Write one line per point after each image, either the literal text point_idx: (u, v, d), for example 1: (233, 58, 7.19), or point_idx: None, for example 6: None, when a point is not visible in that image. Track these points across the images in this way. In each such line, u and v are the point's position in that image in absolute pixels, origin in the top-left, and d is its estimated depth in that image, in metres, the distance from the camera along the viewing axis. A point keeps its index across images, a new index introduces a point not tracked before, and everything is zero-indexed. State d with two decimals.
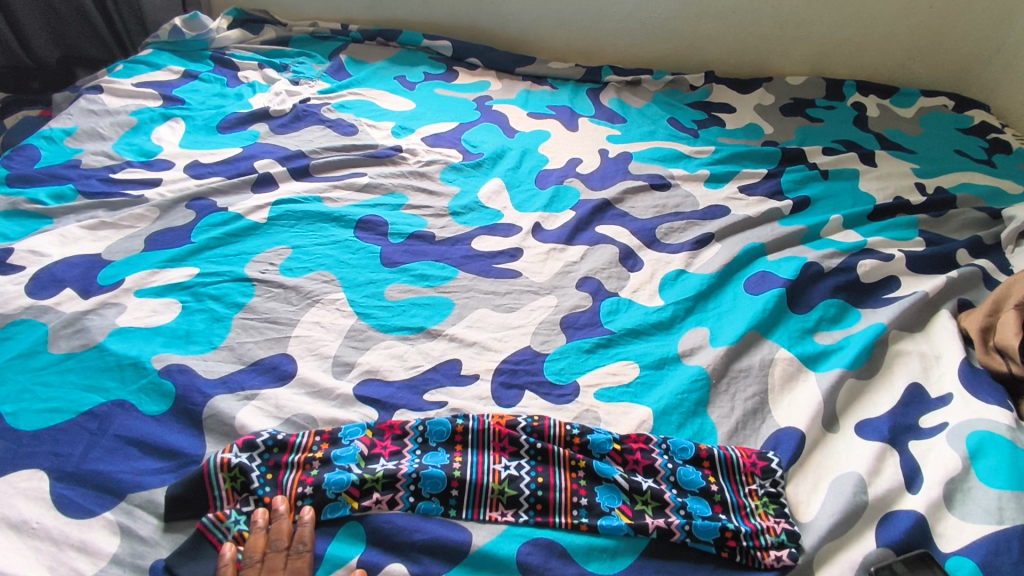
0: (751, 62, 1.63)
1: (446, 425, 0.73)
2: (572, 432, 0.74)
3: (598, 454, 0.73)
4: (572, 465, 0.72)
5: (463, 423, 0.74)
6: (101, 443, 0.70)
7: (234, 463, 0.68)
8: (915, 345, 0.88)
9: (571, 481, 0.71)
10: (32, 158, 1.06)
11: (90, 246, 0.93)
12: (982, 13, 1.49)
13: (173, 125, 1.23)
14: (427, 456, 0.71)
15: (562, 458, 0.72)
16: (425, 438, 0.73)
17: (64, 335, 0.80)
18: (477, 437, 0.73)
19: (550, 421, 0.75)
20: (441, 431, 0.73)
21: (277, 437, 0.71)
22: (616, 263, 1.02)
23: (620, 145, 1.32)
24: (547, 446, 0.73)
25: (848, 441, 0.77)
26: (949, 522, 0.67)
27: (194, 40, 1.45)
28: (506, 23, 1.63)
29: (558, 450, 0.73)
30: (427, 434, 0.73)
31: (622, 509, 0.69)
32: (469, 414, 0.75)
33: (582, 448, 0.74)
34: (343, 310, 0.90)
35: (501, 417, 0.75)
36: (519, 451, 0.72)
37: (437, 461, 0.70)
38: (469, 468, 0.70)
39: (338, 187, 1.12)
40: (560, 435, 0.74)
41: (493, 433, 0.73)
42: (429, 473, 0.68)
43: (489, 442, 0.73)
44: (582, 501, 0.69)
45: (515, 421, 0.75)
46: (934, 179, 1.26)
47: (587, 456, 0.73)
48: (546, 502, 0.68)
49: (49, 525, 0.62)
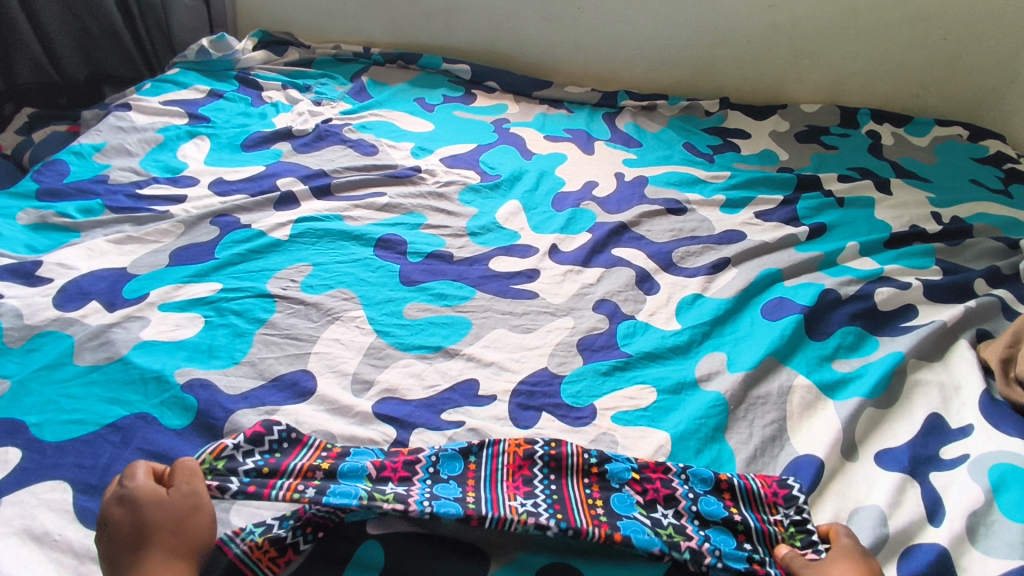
0: (765, 90, 1.65)
1: (458, 460, 0.73)
2: (591, 461, 0.74)
3: (616, 486, 0.72)
4: (590, 504, 0.69)
5: (475, 462, 0.73)
6: (124, 456, 0.70)
7: (226, 451, 0.68)
8: (934, 375, 0.87)
9: (591, 517, 0.67)
10: (61, 172, 1.09)
11: (117, 260, 0.95)
12: (995, 46, 1.50)
13: (198, 142, 1.25)
14: (438, 487, 0.68)
15: (578, 490, 0.71)
16: (437, 464, 0.72)
17: (89, 347, 0.81)
18: (490, 470, 0.72)
19: (567, 449, 0.74)
20: (454, 459, 0.73)
21: (289, 432, 0.72)
22: (632, 286, 1.02)
23: (636, 169, 1.34)
24: (562, 487, 0.70)
25: (868, 471, 0.77)
26: (973, 556, 0.66)
27: (220, 61, 1.49)
28: (524, 48, 1.67)
29: (573, 483, 0.72)
30: (439, 462, 0.72)
31: (649, 548, 0.66)
32: (483, 447, 0.74)
33: (597, 479, 0.73)
34: (363, 327, 0.91)
35: (518, 444, 0.75)
36: (536, 483, 0.71)
37: (452, 474, 0.71)
38: (483, 489, 0.69)
39: (359, 206, 1.13)
40: (578, 464, 0.73)
41: (506, 471, 0.72)
42: (445, 493, 0.67)
43: (502, 478, 0.71)
44: (610, 539, 0.65)
45: (532, 450, 0.74)
46: (951, 208, 1.26)
47: (604, 492, 0.71)
48: None
49: (71, 537, 0.63)
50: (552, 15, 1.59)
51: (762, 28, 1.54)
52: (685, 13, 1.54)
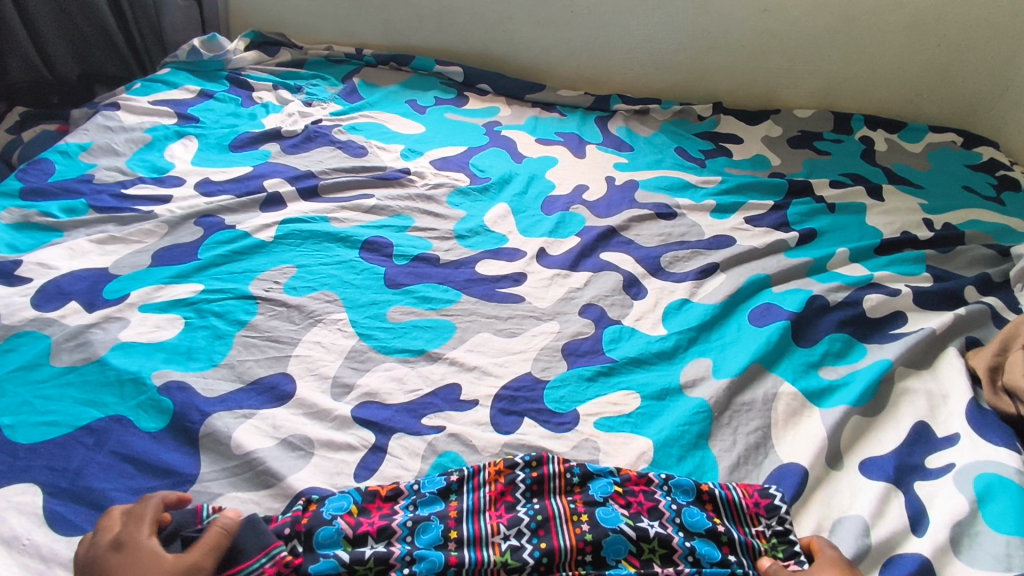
0: (758, 94, 1.64)
1: (439, 502, 0.69)
2: (573, 478, 0.72)
3: (600, 499, 0.70)
4: (574, 519, 0.68)
5: (456, 499, 0.70)
6: (98, 459, 0.70)
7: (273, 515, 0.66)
8: (922, 383, 0.86)
9: (574, 533, 0.66)
10: (46, 172, 1.08)
11: (99, 261, 0.94)
12: (989, 53, 1.50)
13: (187, 142, 1.25)
14: (420, 536, 0.65)
15: (563, 506, 0.69)
16: (416, 506, 0.69)
17: (66, 348, 0.80)
18: (472, 501, 0.69)
19: (549, 466, 0.73)
20: (434, 500, 0.69)
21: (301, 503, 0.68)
22: (619, 291, 1.02)
23: (626, 173, 1.33)
24: (545, 507, 0.69)
25: (852, 479, 0.76)
26: (956, 567, 0.65)
27: (211, 61, 1.49)
28: (518, 51, 1.66)
29: (556, 501, 0.70)
30: (418, 503, 0.69)
31: (628, 559, 0.65)
32: (466, 487, 0.71)
33: (581, 495, 0.71)
34: (345, 330, 0.90)
35: (497, 464, 0.73)
36: (519, 508, 0.69)
37: (433, 512, 0.68)
38: (465, 521, 0.67)
39: (346, 208, 1.13)
40: (560, 484, 0.72)
41: (489, 499, 0.69)
42: (426, 525, 0.66)
43: (485, 507, 0.69)
44: (587, 558, 0.65)
45: (514, 472, 0.72)
46: (943, 215, 1.25)
47: (589, 506, 0.69)
48: (550, 562, 0.64)
49: (39, 542, 0.62)
50: (546, 19, 1.59)
51: (756, 33, 1.53)
52: (678, 18, 1.53)
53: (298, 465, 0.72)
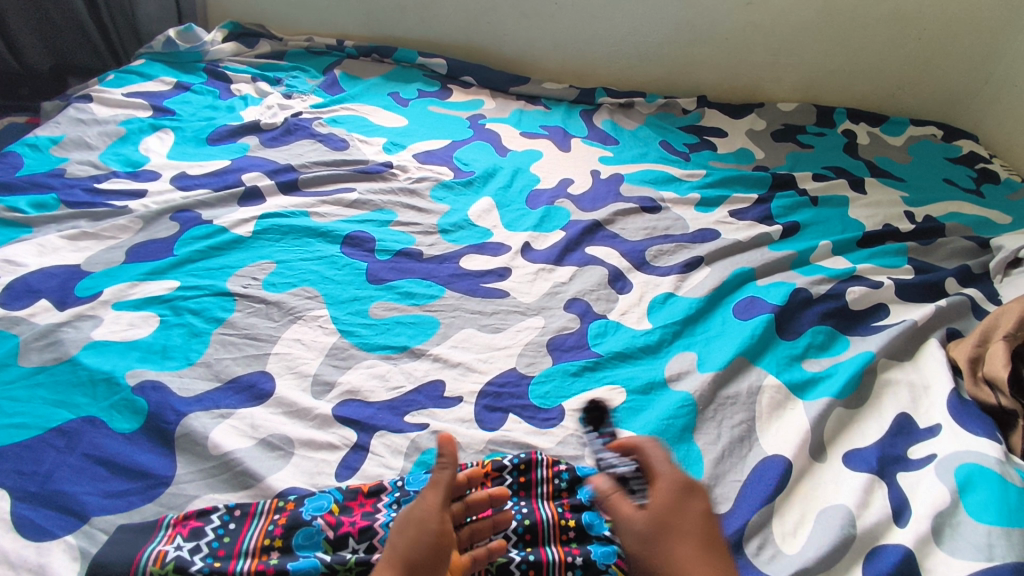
0: (743, 86, 1.64)
1: None
2: (561, 483, 0.71)
3: (587, 503, 0.70)
4: (561, 527, 0.67)
5: None
6: (69, 461, 0.67)
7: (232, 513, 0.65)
8: (904, 374, 0.87)
9: (561, 546, 0.66)
10: (14, 166, 1.05)
11: (70, 257, 0.91)
12: (970, 47, 1.51)
13: (162, 136, 1.22)
14: None
15: (551, 511, 0.68)
16: (400, 504, 0.67)
17: (36, 348, 0.78)
18: None
19: (539, 463, 0.73)
20: None
21: (269, 503, 0.66)
22: (605, 285, 1.01)
23: (612, 167, 1.32)
24: (533, 512, 0.68)
25: (836, 471, 0.76)
26: (937, 557, 0.65)
27: (187, 52, 1.45)
28: (501, 43, 1.65)
29: (545, 506, 0.69)
30: (402, 501, 0.67)
31: (619, 565, 0.64)
32: None
33: (569, 499, 0.70)
34: (326, 327, 0.88)
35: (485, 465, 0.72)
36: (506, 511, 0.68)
37: None
38: None
39: (326, 203, 1.11)
40: (548, 487, 0.71)
41: None
42: None
43: None
44: (577, 562, 0.64)
45: (502, 468, 0.72)
46: (924, 207, 1.26)
47: (576, 510, 0.69)
48: (537, 566, 0.63)
49: (7, 548, 0.60)
50: (530, 11, 1.57)
51: (740, 26, 1.53)
52: (662, 10, 1.52)
53: (277, 465, 0.71)
